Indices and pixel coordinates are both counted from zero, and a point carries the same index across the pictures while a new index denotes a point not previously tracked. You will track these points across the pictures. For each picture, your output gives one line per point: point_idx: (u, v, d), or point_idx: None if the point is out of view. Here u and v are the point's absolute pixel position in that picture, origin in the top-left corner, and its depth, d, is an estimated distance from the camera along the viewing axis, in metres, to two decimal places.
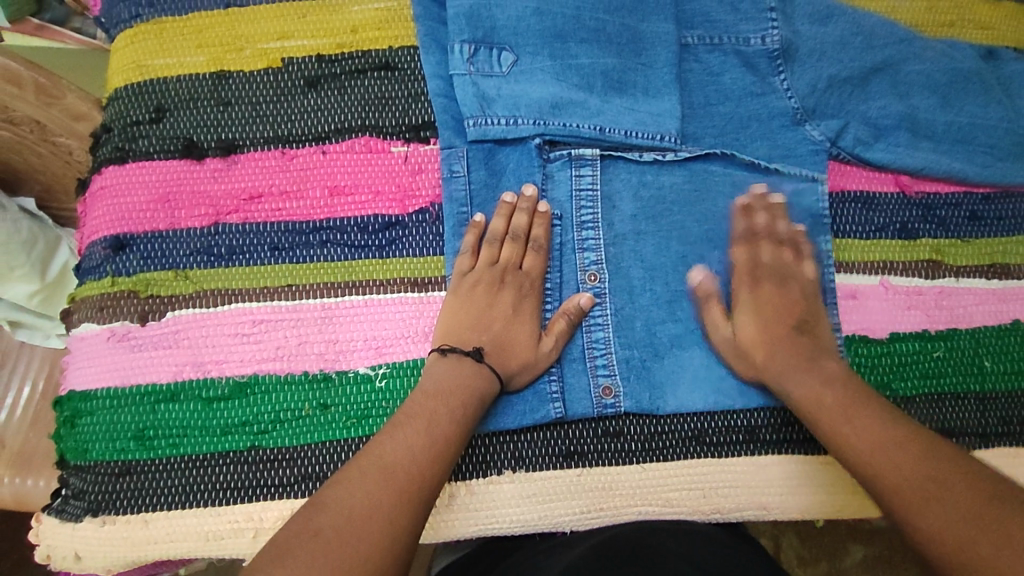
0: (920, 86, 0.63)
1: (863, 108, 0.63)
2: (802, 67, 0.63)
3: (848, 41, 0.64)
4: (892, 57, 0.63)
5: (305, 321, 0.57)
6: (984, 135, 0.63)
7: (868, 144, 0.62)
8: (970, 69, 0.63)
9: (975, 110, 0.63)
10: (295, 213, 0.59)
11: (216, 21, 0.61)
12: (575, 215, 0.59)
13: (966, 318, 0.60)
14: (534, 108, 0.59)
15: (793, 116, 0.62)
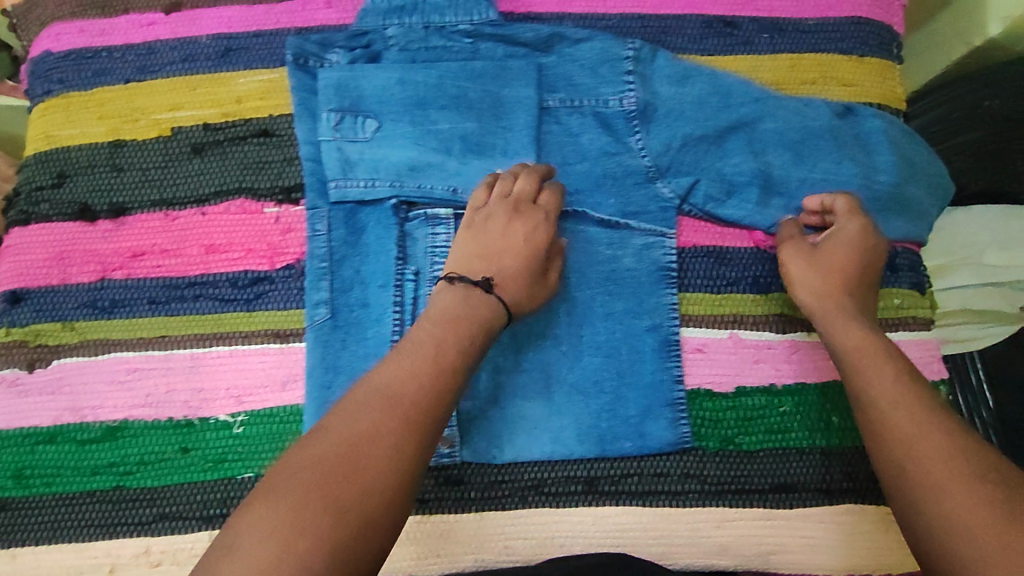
0: (775, 143, 0.64)
1: (719, 165, 0.64)
2: (658, 126, 0.65)
3: (705, 100, 0.65)
4: (746, 115, 0.65)
5: (175, 370, 0.62)
6: (838, 193, 0.64)
7: (719, 201, 0.64)
8: (824, 126, 0.64)
9: (829, 166, 0.63)
10: (174, 269, 0.64)
11: (117, 95, 0.67)
12: (428, 271, 0.62)
13: (816, 373, 0.61)
14: (391, 171, 0.62)
15: (645, 175, 0.65)
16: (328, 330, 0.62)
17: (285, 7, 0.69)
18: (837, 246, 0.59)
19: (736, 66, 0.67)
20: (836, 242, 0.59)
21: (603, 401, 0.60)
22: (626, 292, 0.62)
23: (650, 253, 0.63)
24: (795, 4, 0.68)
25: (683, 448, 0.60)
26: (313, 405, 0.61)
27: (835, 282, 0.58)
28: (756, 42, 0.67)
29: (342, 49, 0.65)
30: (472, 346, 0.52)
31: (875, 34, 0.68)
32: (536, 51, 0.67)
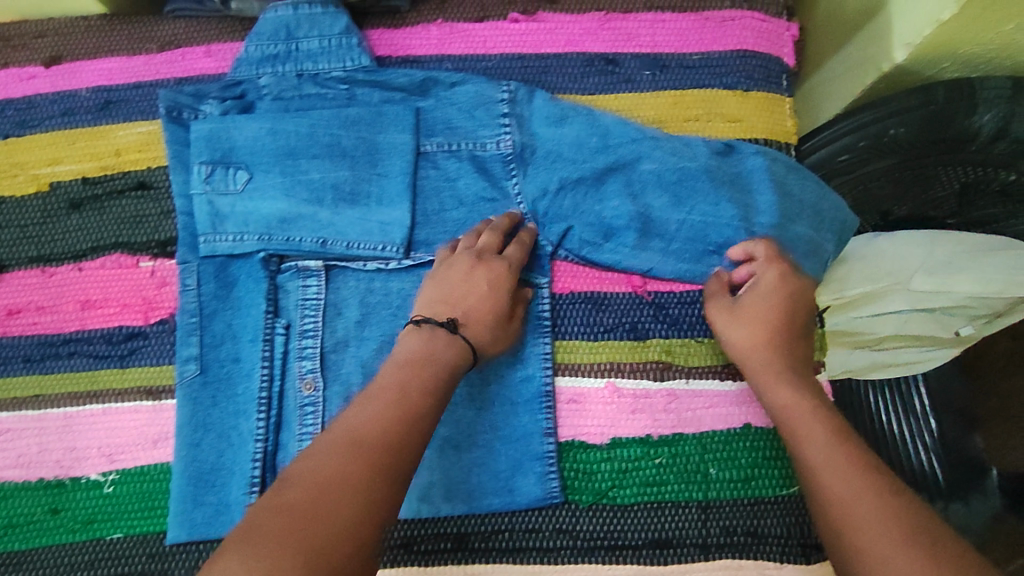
0: (652, 185, 0.62)
1: (597, 209, 0.62)
2: (535, 170, 0.64)
3: (583, 141, 0.63)
4: (624, 156, 0.62)
5: (48, 429, 0.62)
6: (716, 235, 0.61)
7: (596, 246, 0.63)
8: (703, 166, 0.62)
9: (708, 209, 0.61)
10: (49, 326, 0.64)
11: None
12: (299, 324, 0.62)
13: (694, 422, 0.61)
14: (260, 226, 0.62)
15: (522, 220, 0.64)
16: (197, 386, 0.61)
17: (163, 56, 0.68)
18: (755, 298, 0.59)
19: (617, 105, 0.66)
20: (758, 295, 0.59)
21: (473, 456, 0.59)
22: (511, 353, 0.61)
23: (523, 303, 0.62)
24: (679, 38, 0.67)
25: (554, 503, 0.59)
26: (181, 464, 0.60)
27: (761, 338, 0.57)
28: (638, 80, 0.66)
29: (216, 99, 0.64)
30: (439, 392, 0.51)
31: (762, 67, 0.66)
32: (412, 95, 0.66)
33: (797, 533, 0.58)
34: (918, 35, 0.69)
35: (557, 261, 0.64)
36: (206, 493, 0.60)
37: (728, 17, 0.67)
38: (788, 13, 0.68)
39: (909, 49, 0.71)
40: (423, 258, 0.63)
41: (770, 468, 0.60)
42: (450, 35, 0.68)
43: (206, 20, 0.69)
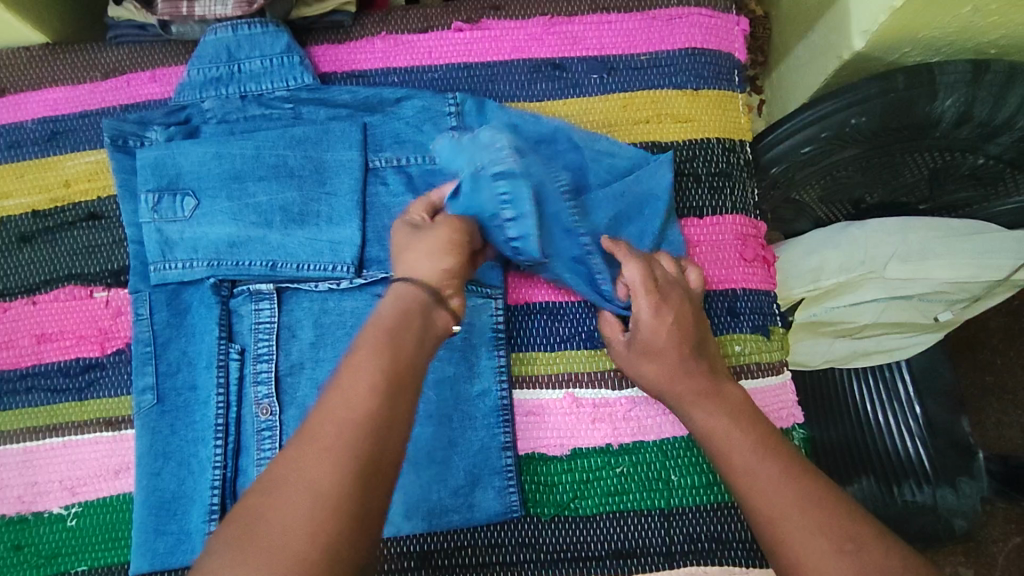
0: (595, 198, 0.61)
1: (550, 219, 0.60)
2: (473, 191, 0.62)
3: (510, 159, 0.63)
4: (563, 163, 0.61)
5: (8, 465, 0.61)
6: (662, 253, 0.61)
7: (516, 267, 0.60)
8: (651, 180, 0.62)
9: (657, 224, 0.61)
10: (6, 361, 0.64)
11: None
12: (253, 348, 0.61)
13: (654, 429, 0.59)
14: (208, 250, 0.61)
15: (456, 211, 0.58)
16: (155, 416, 0.60)
17: (109, 84, 0.69)
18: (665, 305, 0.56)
19: (565, 111, 0.66)
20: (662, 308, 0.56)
21: (432, 472, 0.57)
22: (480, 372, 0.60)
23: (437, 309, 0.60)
24: (625, 40, 0.67)
25: (515, 517, 0.58)
26: (142, 494, 0.59)
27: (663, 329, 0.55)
28: (586, 84, 0.66)
29: (160, 126, 0.65)
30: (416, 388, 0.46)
31: (711, 65, 0.66)
32: (360, 111, 0.65)
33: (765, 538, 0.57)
34: (873, 22, 0.67)
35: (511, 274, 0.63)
36: (168, 522, 0.58)
37: (674, 15, 0.67)
38: (736, 7, 0.68)
39: (865, 36, 0.70)
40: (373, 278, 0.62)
41: None
42: (395, 47, 0.68)
43: (151, 46, 0.70)
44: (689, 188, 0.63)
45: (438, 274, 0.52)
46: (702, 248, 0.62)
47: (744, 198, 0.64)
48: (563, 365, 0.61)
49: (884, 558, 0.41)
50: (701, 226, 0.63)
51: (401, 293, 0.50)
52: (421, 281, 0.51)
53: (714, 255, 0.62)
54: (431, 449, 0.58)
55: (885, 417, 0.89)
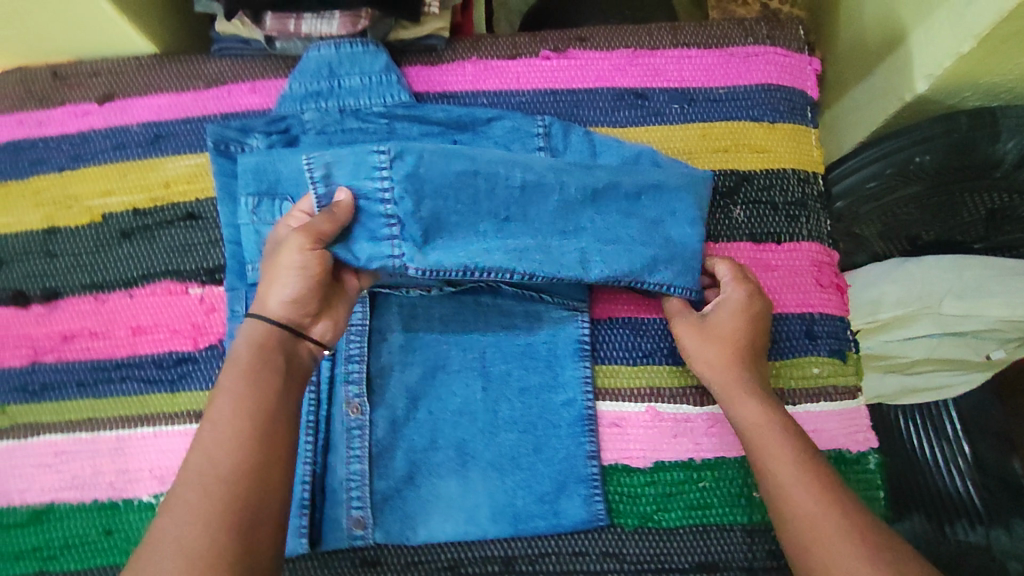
0: (586, 185, 0.61)
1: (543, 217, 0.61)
2: (419, 182, 0.59)
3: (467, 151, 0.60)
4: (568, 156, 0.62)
5: (100, 451, 0.63)
6: (662, 253, 0.61)
7: (475, 264, 0.58)
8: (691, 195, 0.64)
9: (682, 229, 0.62)
10: (102, 351, 0.66)
11: (51, 183, 0.70)
12: (344, 349, 0.63)
13: (736, 446, 0.60)
14: None
15: (385, 232, 0.58)
16: None
17: (210, 93, 0.72)
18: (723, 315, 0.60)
19: (646, 137, 0.68)
20: (727, 313, 0.60)
21: (517, 478, 0.60)
22: (563, 382, 0.62)
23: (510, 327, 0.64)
24: (704, 73, 0.70)
25: (600, 526, 0.59)
26: None
27: (729, 357, 0.58)
28: (667, 112, 0.69)
29: (262, 134, 0.68)
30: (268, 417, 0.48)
31: (786, 100, 0.69)
32: (450, 129, 0.68)
33: None
34: (938, 67, 0.71)
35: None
36: None
37: (751, 53, 0.70)
38: (809, 48, 0.71)
39: (929, 80, 0.73)
40: (315, 209, 0.59)
41: None
42: (484, 71, 0.71)
43: (252, 59, 0.73)
44: (766, 216, 0.66)
45: (292, 306, 0.54)
46: (768, 263, 0.64)
47: (818, 228, 0.67)
48: (643, 380, 0.63)
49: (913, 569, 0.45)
50: (778, 251, 0.65)
51: (251, 334, 0.52)
52: (273, 316, 0.53)
53: (790, 280, 0.64)
54: (515, 455, 0.60)
55: (935, 450, 0.90)
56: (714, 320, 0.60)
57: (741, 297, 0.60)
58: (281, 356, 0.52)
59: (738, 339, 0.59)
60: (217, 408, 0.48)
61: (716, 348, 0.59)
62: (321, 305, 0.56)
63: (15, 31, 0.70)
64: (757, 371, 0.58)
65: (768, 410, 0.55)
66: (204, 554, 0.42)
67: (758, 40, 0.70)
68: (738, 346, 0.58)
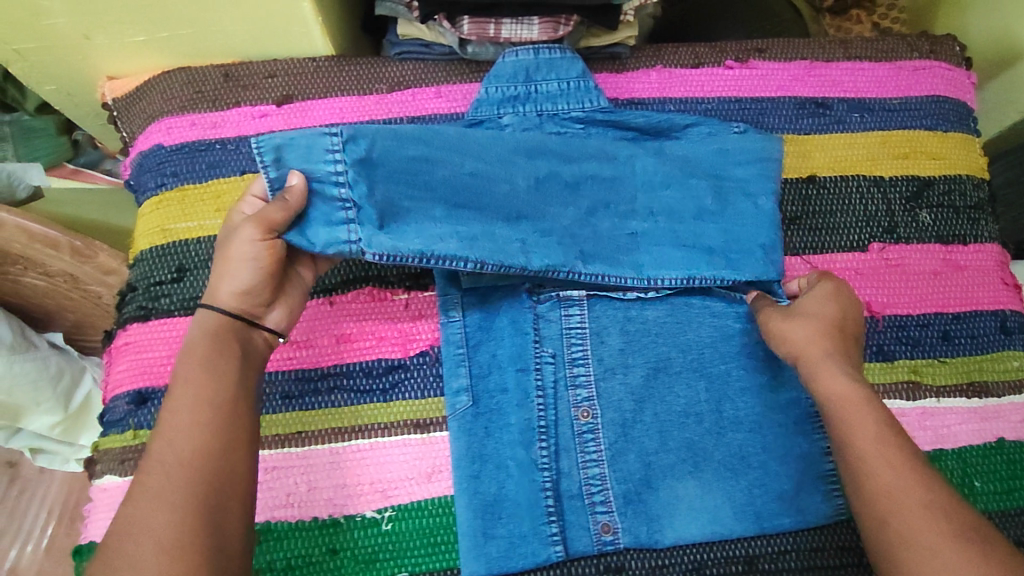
0: (534, 176, 0.64)
1: (499, 203, 0.62)
2: (371, 167, 0.57)
3: (422, 135, 0.60)
4: (524, 143, 0.64)
5: (315, 466, 0.60)
6: (588, 245, 0.64)
7: (428, 251, 0.58)
8: (765, 180, 0.67)
9: (614, 221, 0.65)
10: (305, 360, 0.63)
11: (232, 187, 0.67)
12: (567, 353, 0.63)
13: (951, 438, 0.63)
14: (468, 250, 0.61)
15: (340, 216, 0.55)
16: (470, 418, 0.61)
17: (394, 96, 0.71)
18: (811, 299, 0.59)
19: (831, 144, 0.71)
20: (813, 297, 0.59)
21: (751, 478, 0.60)
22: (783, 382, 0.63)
23: (721, 327, 0.65)
24: (878, 85, 0.73)
25: (838, 521, 0.60)
26: (465, 497, 0.59)
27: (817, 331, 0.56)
28: (848, 121, 0.72)
29: None
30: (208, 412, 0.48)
31: (955, 110, 0.73)
32: (644, 135, 0.69)
33: None
34: None
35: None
36: (496, 526, 0.58)
37: (919, 66, 0.74)
38: (966, 62, 0.76)
39: None
40: (267, 194, 0.56)
41: None
42: (669, 79, 0.72)
43: (434, 63, 0.72)
44: (950, 219, 0.69)
45: (241, 297, 0.53)
46: (959, 264, 0.68)
47: (994, 230, 0.71)
48: None
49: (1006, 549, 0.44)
50: (966, 252, 0.68)
51: (205, 324, 0.52)
52: (222, 307, 0.53)
53: (980, 279, 0.68)
54: (747, 454, 0.61)
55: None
56: (806, 308, 0.58)
57: (829, 285, 0.59)
58: (235, 346, 0.52)
59: (829, 319, 0.57)
60: (177, 397, 0.48)
61: (805, 329, 0.56)
62: (273, 294, 0.55)
63: (190, 29, 0.68)
64: (849, 352, 0.55)
65: (858, 385, 0.52)
66: (168, 535, 0.43)
67: (922, 54, 0.74)
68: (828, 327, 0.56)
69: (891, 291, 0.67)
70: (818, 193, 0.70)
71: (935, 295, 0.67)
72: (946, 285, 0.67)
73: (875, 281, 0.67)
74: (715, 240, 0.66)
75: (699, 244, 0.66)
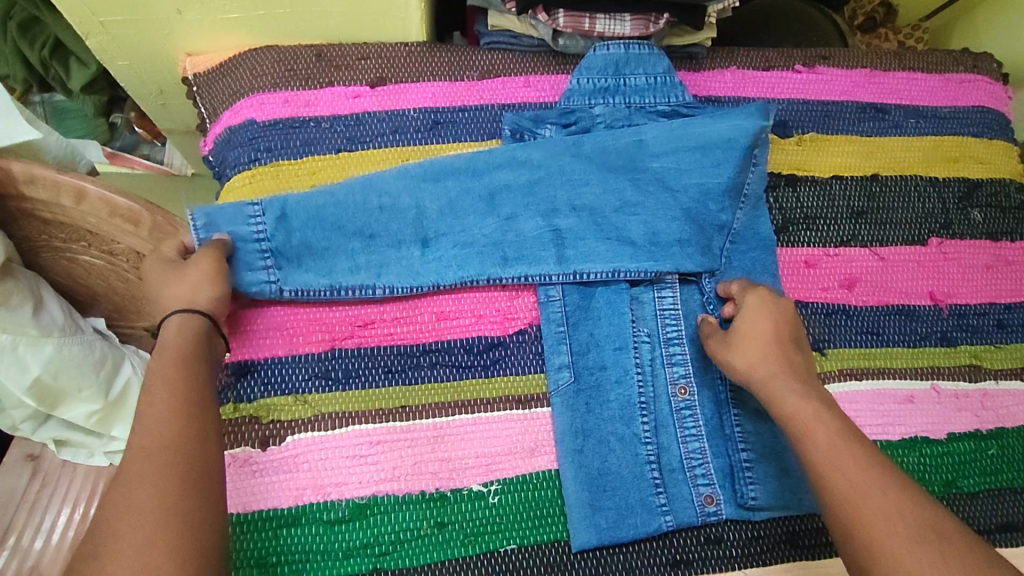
0: (444, 197, 0.66)
1: (415, 227, 0.66)
2: (287, 221, 0.63)
3: (329, 187, 0.65)
4: (428, 167, 0.67)
5: (419, 440, 0.60)
6: (512, 251, 0.66)
7: (337, 283, 0.63)
8: (710, 159, 0.67)
9: (536, 222, 0.66)
10: (406, 337, 0.63)
11: (329, 164, 0.68)
12: (662, 333, 0.65)
13: (1010, 417, 0.67)
14: (475, 255, 0.65)
15: (261, 264, 0.62)
16: (573, 394, 0.62)
17: (485, 84, 0.73)
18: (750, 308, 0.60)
19: (890, 146, 0.77)
20: (752, 307, 0.60)
21: None
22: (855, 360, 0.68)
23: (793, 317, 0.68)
24: (929, 94, 0.80)
25: None
26: (571, 470, 0.60)
27: (761, 345, 0.57)
28: (905, 125, 0.77)
29: (554, 124, 0.70)
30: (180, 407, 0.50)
31: (996, 120, 0.80)
32: None
33: None
34: None
35: (837, 242, 0.72)
36: (603, 498, 0.59)
37: (965, 79, 0.81)
38: (1004, 78, 0.83)
39: None
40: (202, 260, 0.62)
41: None
42: (742, 80, 0.77)
43: (523, 55, 0.75)
44: (998, 217, 0.75)
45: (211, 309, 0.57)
46: (1009, 259, 0.74)
47: None
48: (920, 359, 0.69)
49: (971, 557, 0.44)
50: (1014, 248, 0.74)
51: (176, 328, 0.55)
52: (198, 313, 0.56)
53: None
54: None
55: None
56: (738, 330, 0.59)
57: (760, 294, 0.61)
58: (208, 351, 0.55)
59: (764, 333, 0.58)
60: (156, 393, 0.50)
61: (744, 353, 0.58)
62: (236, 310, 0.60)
63: (286, 8, 0.68)
64: (794, 360, 0.57)
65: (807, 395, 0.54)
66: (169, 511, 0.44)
67: (967, 69, 0.82)
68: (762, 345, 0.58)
69: (950, 282, 0.72)
70: (881, 190, 0.75)
71: (988, 287, 0.72)
72: (998, 278, 0.73)
73: (935, 272, 0.72)
74: (638, 234, 0.65)
75: (622, 238, 0.66)
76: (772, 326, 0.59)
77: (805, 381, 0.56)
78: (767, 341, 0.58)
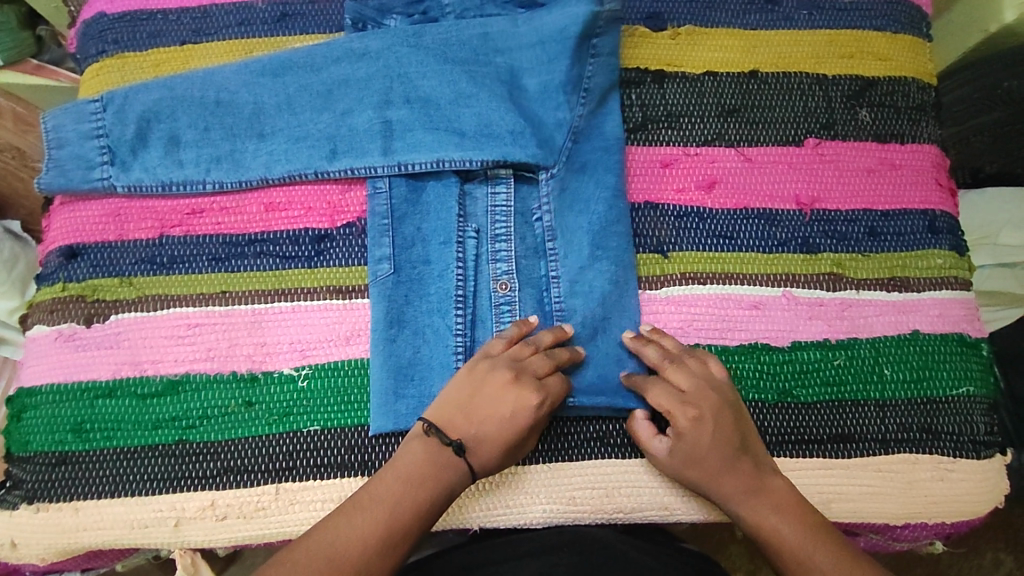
0: (283, 91, 0.64)
1: (250, 121, 0.64)
2: (124, 115, 0.63)
3: (167, 82, 0.64)
4: (268, 62, 0.64)
5: (236, 324, 0.62)
6: (342, 144, 0.63)
7: (168, 179, 0.63)
8: (553, 45, 0.64)
9: (368, 114, 0.63)
10: (233, 226, 0.64)
11: (171, 56, 0.68)
12: (491, 228, 0.63)
13: (866, 328, 0.64)
14: (305, 148, 0.63)
15: (96, 159, 0.63)
16: (391, 286, 0.61)
17: None
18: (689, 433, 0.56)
19: (777, 40, 0.70)
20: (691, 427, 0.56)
21: None
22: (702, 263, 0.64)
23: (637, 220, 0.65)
24: None
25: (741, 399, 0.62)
26: (379, 358, 0.60)
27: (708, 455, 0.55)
28: (796, 18, 0.71)
29: (400, 14, 0.67)
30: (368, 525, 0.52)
31: (907, 12, 0.72)
32: None
33: (971, 431, 0.63)
34: None
35: (700, 143, 0.67)
36: (407, 386, 0.60)
37: None
38: None
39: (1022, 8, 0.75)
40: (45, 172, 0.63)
41: (940, 369, 0.64)
42: None
43: None
44: (890, 118, 0.69)
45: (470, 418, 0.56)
46: (895, 163, 0.68)
47: (935, 133, 0.70)
48: (776, 265, 0.65)
49: None
50: (903, 151, 0.68)
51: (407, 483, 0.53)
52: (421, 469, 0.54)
53: (914, 178, 0.68)
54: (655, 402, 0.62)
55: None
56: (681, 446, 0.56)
57: (691, 412, 0.56)
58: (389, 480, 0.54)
59: (706, 437, 0.56)
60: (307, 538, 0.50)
61: (693, 474, 0.56)
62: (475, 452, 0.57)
63: None
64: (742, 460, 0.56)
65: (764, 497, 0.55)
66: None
67: None
68: (707, 465, 0.56)
69: (825, 187, 0.67)
70: (758, 87, 0.69)
71: (865, 191, 0.67)
72: (880, 183, 0.67)
73: (806, 174, 0.67)
74: (469, 125, 0.63)
75: (452, 129, 0.63)
76: (715, 424, 0.56)
77: (755, 480, 0.56)
78: (710, 450, 0.56)
